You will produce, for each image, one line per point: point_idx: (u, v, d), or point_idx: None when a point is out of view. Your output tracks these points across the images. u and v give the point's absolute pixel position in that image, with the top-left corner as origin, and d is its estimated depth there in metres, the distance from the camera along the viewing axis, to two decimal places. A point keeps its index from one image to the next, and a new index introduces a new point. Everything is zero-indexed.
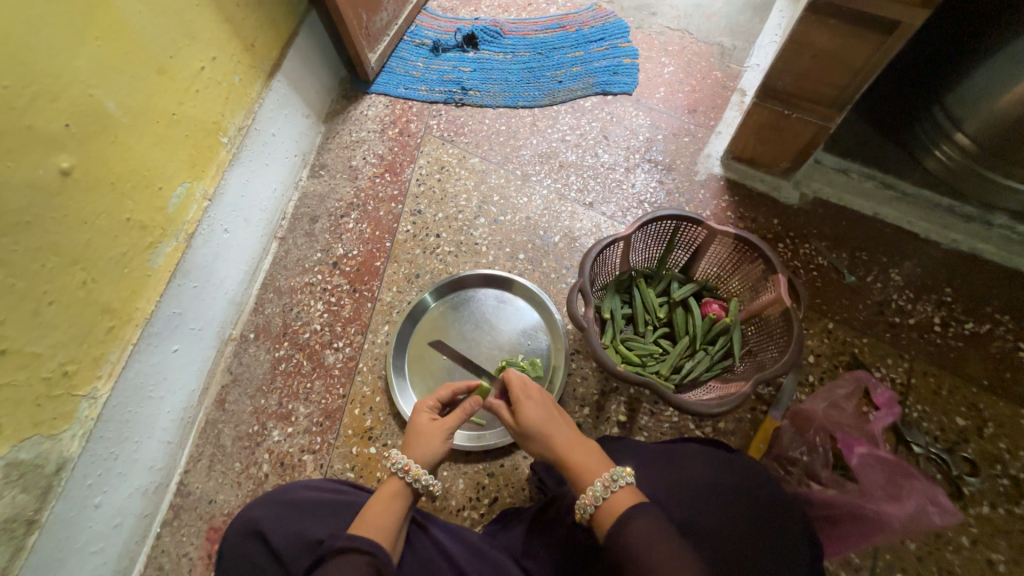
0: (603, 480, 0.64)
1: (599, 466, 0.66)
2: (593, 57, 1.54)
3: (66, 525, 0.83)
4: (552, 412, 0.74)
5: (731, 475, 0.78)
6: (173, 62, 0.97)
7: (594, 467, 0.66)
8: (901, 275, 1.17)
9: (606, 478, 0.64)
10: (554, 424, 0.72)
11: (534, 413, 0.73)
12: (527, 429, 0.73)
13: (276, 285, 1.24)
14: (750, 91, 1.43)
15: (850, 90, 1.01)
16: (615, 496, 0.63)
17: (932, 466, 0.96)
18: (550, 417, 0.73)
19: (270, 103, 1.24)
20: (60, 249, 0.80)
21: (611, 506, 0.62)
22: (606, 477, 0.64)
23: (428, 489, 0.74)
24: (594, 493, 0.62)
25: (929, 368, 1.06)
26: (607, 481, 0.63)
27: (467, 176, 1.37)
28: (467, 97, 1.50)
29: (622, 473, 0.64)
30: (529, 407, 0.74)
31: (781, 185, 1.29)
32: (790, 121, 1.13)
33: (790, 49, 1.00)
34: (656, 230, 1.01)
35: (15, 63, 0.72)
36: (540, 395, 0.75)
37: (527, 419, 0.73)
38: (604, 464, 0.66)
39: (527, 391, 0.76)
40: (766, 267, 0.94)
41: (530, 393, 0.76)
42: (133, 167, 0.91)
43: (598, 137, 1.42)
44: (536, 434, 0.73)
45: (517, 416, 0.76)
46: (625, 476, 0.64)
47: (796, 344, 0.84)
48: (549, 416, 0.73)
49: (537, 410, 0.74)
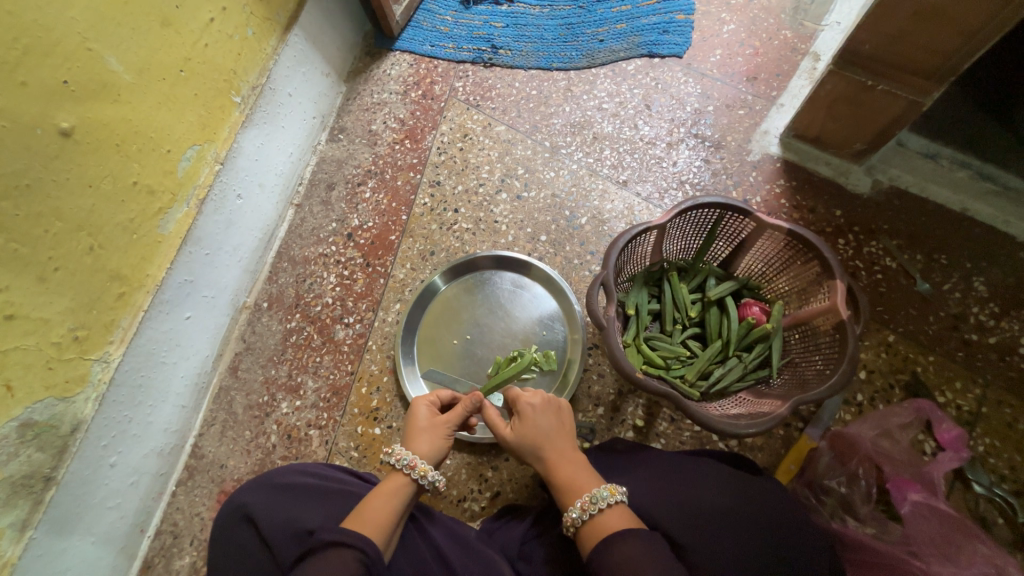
0: (582, 501, 0.63)
1: (587, 484, 0.65)
2: (642, 11, 1.35)
3: (82, 483, 0.86)
4: (552, 422, 0.71)
5: (751, 507, 0.67)
6: (179, 12, 0.89)
7: (579, 485, 0.66)
8: (986, 285, 1.01)
9: (586, 500, 0.63)
10: (550, 436, 0.70)
11: (532, 421, 0.71)
12: (522, 435, 0.71)
13: (290, 254, 1.21)
14: (825, 56, 1.23)
15: (960, 57, 0.81)
16: (597, 517, 0.62)
17: (992, 509, 0.85)
18: (548, 428, 0.71)
19: (287, 59, 1.16)
20: (63, 214, 0.78)
21: (594, 526, 0.62)
22: (587, 498, 0.63)
23: (434, 486, 0.71)
24: (573, 514, 0.63)
25: (1005, 397, 0.93)
26: (586, 503, 0.62)
27: (491, 146, 1.27)
28: (497, 57, 1.36)
29: (604, 494, 0.63)
30: (529, 414, 0.72)
31: (850, 170, 1.12)
32: (873, 95, 0.95)
33: (884, 5, 0.82)
34: (696, 218, 0.88)
35: (3, 13, 0.67)
36: (545, 403, 0.73)
37: (525, 432, 0.71)
38: (590, 483, 0.65)
39: (532, 397, 0.73)
40: (823, 270, 0.80)
41: (535, 399, 0.73)
42: (139, 129, 0.87)
43: (640, 106, 1.26)
44: (529, 445, 0.70)
45: (516, 422, 0.73)
46: (607, 497, 0.62)
47: (849, 365, 0.72)
48: (547, 432, 0.70)
49: (542, 421, 0.71)
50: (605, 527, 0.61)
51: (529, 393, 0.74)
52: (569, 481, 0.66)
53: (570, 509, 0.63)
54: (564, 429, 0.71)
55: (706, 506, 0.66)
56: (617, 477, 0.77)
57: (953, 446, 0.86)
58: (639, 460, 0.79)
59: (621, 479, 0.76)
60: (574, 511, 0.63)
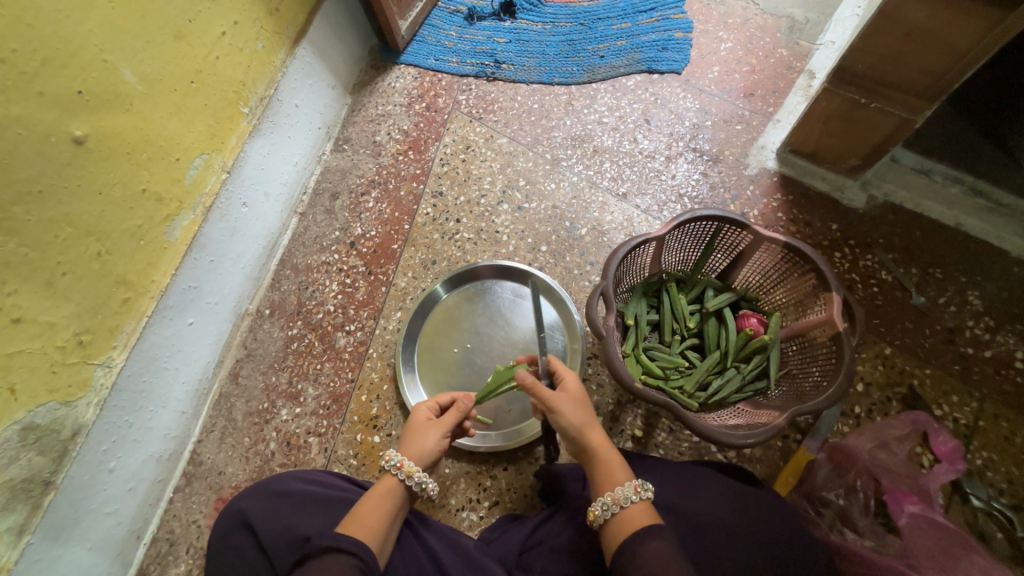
0: (632, 485, 0.63)
1: (624, 471, 0.66)
2: (641, 29, 1.39)
3: (80, 487, 0.86)
4: (593, 409, 0.73)
5: (748, 517, 0.67)
6: (192, 25, 0.92)
7: (620, 472, 0.66)
8: (981, 299, 1.03)
9: (637, 485, 0.63)
10: (591, 423, 0.71)
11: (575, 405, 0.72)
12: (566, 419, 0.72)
13: (293, 262, 1.22)
14: (819, 74, 1.26)
15: (950, 77, 0.84)
16: (630, 509, 0.62)
17: (991, 523, 0.85)
18: (589, 416, 0.72)
19: (294, 71, 1.19)
20: (72, 220, 0.79)
21: (627, 517, 0.62)
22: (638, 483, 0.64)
23: (422, 488, 0.72)
24: (623, 493, 0.62)
25: (1001, 410, 0.94)
26: (637, 486, 0.63)
27: (493, 158, 1.29)
28: (500, 71, 1.40)
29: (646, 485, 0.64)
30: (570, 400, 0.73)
31: (846, 185, 1.14)
32: (867, 112, 0.97)
33: (875, 26, 0.84)
34: (694, 230, 0.90)
35: (23, 26, 0.70)
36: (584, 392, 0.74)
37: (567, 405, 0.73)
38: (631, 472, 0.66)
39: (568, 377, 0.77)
40: (819, 282, 0.82)
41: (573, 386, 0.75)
42: (149, 138, 0.89)
43: (639, 120, 1.29)
44: (572, 429, 0.71)
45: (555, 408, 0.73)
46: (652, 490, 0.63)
47: (845, 377, 0.73)
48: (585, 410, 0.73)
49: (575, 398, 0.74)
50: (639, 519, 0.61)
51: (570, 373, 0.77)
52: (612, 466, 0.67)
53: (620, 488, 0.63)
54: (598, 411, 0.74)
55: (703, 516, 0.66)
56: None
57: (950, 458, 0.86)
58: (639, 470, 0.79)
59: None
60: (625, 490, 0.63)
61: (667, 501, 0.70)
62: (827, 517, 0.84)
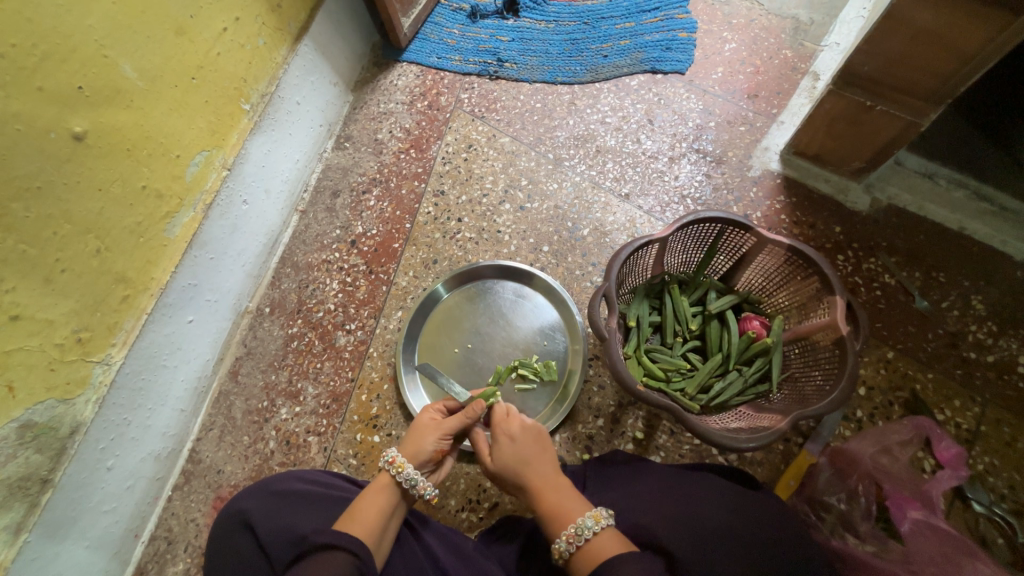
0: (567, 534, 0.63)
1: (571, 512, 0.65)
2: (645, 29, 1.38)
3: (78, 486, 0.86)
4: (530, 452, 0.72)
5: (753, 526, 0.66)
6: (194, 21, 0.91)
7: (565, 512, 0.65)
8: (984, 304, 1.02)
9: (571, 532, 0.62)
10: (528, 464, 0.71)
11: (508, 449, 0.73)
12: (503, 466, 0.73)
13: (293, 260, 1.22)
14: (824, 76, 1.25)
15: (957, 81, 0.83)
16: (585, 547, 0.62)
17: (992, 528, 0.85)
18: (526, 455, 0.72)
19: (296, 68, 1.18)
20: (72, 217, 0.79)
21: (584, 554, 0.61)
22: (572, 530, 0.63)
23: (412, 485, 0.71)
24: (558, 545, 0.62)
25: (1003, 416, 0.94)
26: (572, 535, 0.62)
27: (495, 157, 1.28)
28: (503, 70, 1.39)
29: (588, 523, 0.62)
30: (506, 440, 0.74)
31: (849, 188, 1.14)
32: (872, 114, 0.97)
33: (880, 29, 0.84)
34: (697, 232, 0.89)
35: (22, 20, 0.69)
36: (524, 428, 0.75)
37: (503, 455, 0.73)
38: (573, 513, 0.65)
39: (507, 424, 0.76)
40: (822, 286, 0.81)
41: (513, 425, 0.75)
42: (150, 134, 0.88)
43: (642, 121, 1.28)
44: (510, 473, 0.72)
45: (495, 448, 0.75)
46: (591, 526, 0.62)
47: (848, 381, 0.73)
48: (522, 456, 0.72)
49: (509, 450, 0.73)
50: (593, 557, 0.60)
51: (510, 418, 0.77)
52: (554, 508, 0.66)
53: (557, 541, 0.63)
54: (540, 452, 0.72)
55: (708, 522, 0.65)
56: (617, 490, 0.77)
57: (953, 464, 0.86)
58: (641, 472, 0.79)
59: (621, 492, 0.76)
60: (560, 543, 0.63)
61: (662, 506, 0.69)
62: (828, 522, 0.84)
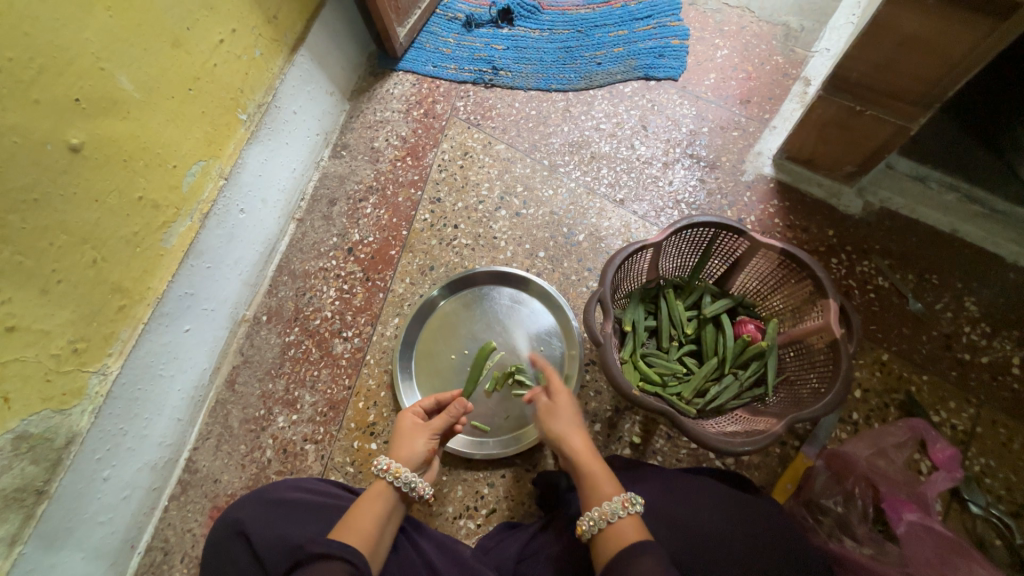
0: (621, 499, 0.63)
1: (612, 488, 0.66)
2: (638, 36, 1.40)
3: (74, 496, 0.86)
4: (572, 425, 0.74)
5: (747, 531, 0.66)
6: (190, 33, 0.93)
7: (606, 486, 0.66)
8: (977, 305, 1.03)
9: (624, 499, 0.63)
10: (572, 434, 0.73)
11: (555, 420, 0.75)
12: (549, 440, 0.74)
13: (290, 268, 1.22)
14: (815, 81, 1.26)
15: (942, 87, 0.85)
16: (618, 524, 0.62)
17: (990, 530, 0.85)
18: (576, 430, 0.74)
19: (292, 78, 1.19)
20: (68, 228, 0.79)
21: (612, 534, 0.61)
22: (625, 498, 0.63)
23: (412, 487, 0.72)
24: (611, 508, 0.62)
25: (999, 417, 0.94)
26: (626, 502, 0.63)
27: (491, 164, 1.29)
28: (498, 78, 1.40)
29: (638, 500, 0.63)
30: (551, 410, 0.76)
31: (842, 191, 1.15)
32: (862, 119, 0.98)
33: (868, 36, 0.85)
34: (691, 236, 0.90)
35: (20, 34, 0.70)
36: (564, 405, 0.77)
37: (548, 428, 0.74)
38: (618, 487, 0.66)
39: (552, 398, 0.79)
40: (816, 289, 0.81)
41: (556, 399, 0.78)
42: (146, 145, 0.89)
43: (636, 127, 1.29)
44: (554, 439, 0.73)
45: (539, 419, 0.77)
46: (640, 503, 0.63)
47: (842, 384, 0.73)
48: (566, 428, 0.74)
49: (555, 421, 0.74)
50: (626, 536, 0.61)
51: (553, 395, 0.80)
52: (597, 478, 0.67)
53: (609, 503, 0.63)
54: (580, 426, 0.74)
55: (701, 529, 0.65)
56: None
57: (948, 466, 0.85)
58: (636, 477, 0.79)
59: None
60: (612, 506, 0.63)
61: (657, 512, 0.69)
62: (826, 524, 0.84)
